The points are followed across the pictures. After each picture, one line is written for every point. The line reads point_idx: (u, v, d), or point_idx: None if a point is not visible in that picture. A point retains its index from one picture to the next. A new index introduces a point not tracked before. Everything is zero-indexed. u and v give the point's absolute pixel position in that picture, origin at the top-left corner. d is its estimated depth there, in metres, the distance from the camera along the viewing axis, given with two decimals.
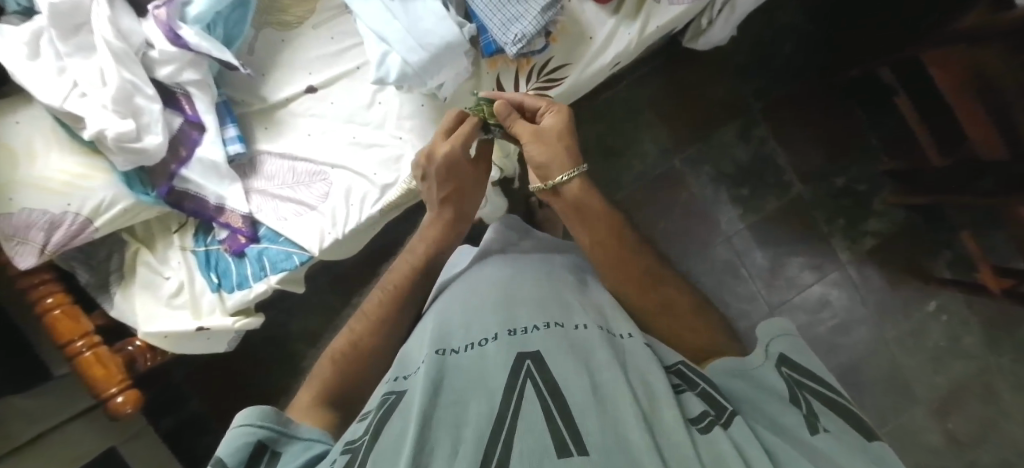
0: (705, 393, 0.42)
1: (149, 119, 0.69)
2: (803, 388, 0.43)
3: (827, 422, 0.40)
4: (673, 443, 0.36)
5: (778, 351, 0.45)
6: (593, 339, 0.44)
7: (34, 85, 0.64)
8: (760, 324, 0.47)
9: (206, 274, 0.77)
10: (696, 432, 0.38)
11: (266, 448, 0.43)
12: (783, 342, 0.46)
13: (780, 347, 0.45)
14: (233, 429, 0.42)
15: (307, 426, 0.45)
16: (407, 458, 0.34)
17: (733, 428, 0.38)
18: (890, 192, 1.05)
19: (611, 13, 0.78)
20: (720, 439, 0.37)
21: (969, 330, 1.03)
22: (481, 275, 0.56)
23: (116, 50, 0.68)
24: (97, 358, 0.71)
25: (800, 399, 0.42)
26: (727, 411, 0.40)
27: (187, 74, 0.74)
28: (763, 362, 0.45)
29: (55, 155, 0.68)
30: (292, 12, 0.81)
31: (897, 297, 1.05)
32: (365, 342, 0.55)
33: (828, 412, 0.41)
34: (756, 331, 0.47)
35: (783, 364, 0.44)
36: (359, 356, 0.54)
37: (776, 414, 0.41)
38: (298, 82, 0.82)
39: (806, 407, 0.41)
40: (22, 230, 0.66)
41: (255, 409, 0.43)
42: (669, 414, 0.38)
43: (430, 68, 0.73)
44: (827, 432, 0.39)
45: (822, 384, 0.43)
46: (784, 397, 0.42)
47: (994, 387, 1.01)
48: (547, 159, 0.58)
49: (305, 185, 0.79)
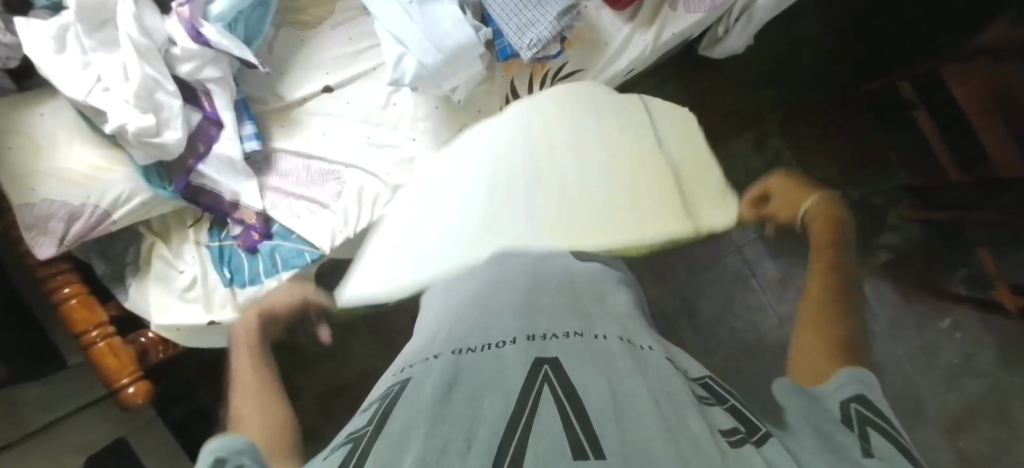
0: (733, 409, 0.41)
1: (170, 114, 0.71)
2: (868, 423, 0.40)
3: (879, 448, 0.37)
4: (696, 447, 0.35)
5: (853, 391, 0.43)
6: (614, 351, 0.44)
7: (58, 77, 0.66)
8: (843, 367, 0.46)
9: (219, 269, 0.78)
10: (726, 444, 0.36)
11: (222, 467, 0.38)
12: (854, 384, 0.43)
13: (854, 388, 0.43)
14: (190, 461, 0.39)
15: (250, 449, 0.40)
16: (417, 448, 0.34)
17: (766, 447, 0.37)
18: (906, 205, 1.03)
19: (627, 20, 0.79)
20: (750, 453, 0.35)
21: (984, 349, 1.01)
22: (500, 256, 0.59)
23: (140, 47, 0.70)
24: (110, 348, 0.72)
25: (857, 426, 0.39)
26: (760, 431, 0.39)
27: (208, 71, 0.75)
28: (832, 394, 0.43)
29: (77, 147, 0.70)
30: (310, 12, 0.83)
31: (910, 313, 1.04)
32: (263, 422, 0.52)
33: (887, 443, 0.37)
34: (833, 372, 0.46)
35: (854, 401, 0.42)
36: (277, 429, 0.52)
37: (831, 434, 0.39)
38: (316, 82, 0.83)
39: (861, 434, 0.39)
40: (42, 220, 0.68)
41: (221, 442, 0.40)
42: (695, 424, 0.37)
43: (446, 70, 0.73)
44: (881, 459, 0.36)
45: (892, 426, 0.40)
46: (835, 418, 0.41)
47: (1007, 408, 0.99)
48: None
49: (319, 184, 0.80)
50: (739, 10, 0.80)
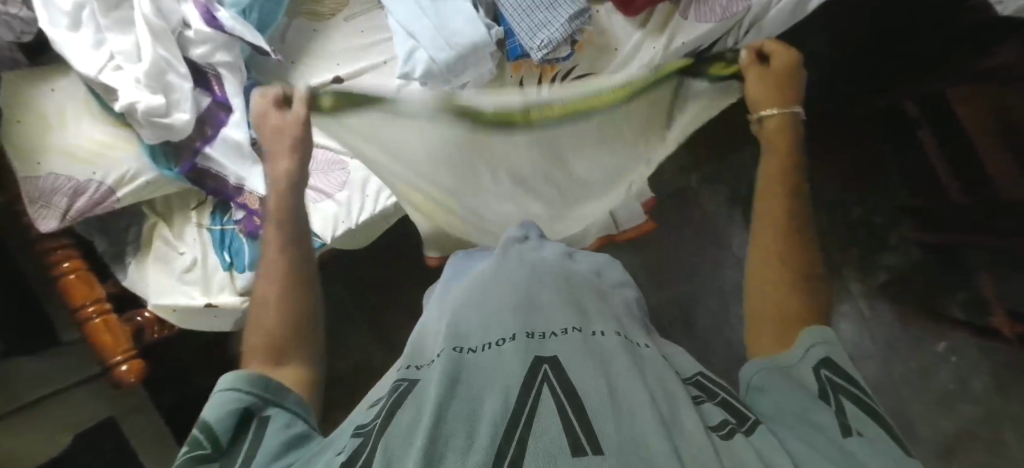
0: (726, 403, 0.41)
1: (180, 96, 0.71)
2: (840, 390, 0.40)
3: (859, 425, 0.37)
4: (691, 446, 0.35)
5: (820, 354, 0.42)
6: (613, 347, 0.44)
7: (74, 55, 0.66)
8: (809, 326, 0.45)
9: (220, 253, 0.78)
10: (717, 439, 0.37)
11: (253, 416, 0.42)
12: (819, 348, 0.43)
13: (822, 351, 0.43)
14: (216, 396, 0.42)
15: (290, 397, 0.45)
16: (419, 450, 0.34)
17: (755, 436, 0.37)
18: (907, 226, 1.04)
19: (638, 28, 0.80)
20: (740, 446, 0.36)
21: (979, 374, 1.00)
22: (508, 242, 0.63)
23: (154, 27, 0.70)
24: (106, 324, 0.72)
25: (831, 398, 0.40)
26: (749, 420, 0.39)
27: (220, 55, 0.76)
28: (800, 362, 0.43)
29: (86, 123, 0.71)
30: (325, 4, 0.85)
31: (908, 334, 1.03)
32: (287, 280, 0.53)
33: (862, 415, 0.38)
34: (799, 334, 0.45)
35: (823, 366, 0.42)
36: (304, 284, 0.54)
37: (808, 413, 0.39)
38: (326, 72, 0.83)
39: (837, 407, 0.39)
40: (46, 194, 0.68)
41: (237, 377, 0.44)
42: (690, 422, 0.37)
43: (457, 67, 0.74)
44: (861, 436, 0.37)
45: (861, 390, 0.41)
46: (812, 393, 0.40)
47: (1002, 435, 0.98)
48: (763, 99, 0.60)
49: (323, 172, 0.79)
50: (750, 20, 0.77)
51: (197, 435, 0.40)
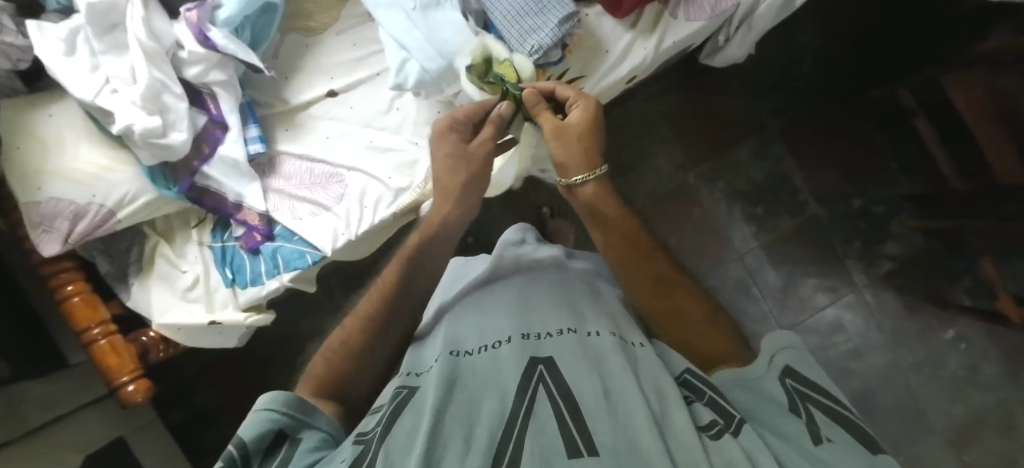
0: (713, 403, 0.41)
1: (176, 116, 0.72)
2: (809, 400, 0.41)
3: (829, 432, 0.38)
4: (683, 449, 0.36)
5: (783, 363, 0.43)
6: (607, 346, 0.44)
7: (68, 79, 0.67)
8: (766, 333, 0.45)
9: (221, 269, 0.79)
10: (706, 439, 0.37)
11: (285, 435, 0.43)
12: (786, 354, 0.44)
13: (786, 359, 0.44)
14: (253, 413, 0.42)
15: (323, 417, 0.45)
16: (418, 457, 0.35)
17: (742, 436, 0.37)
18: (908, 215, 1.03)
19: (628, 28, 0.79)
20: (729, 445, 0.36)
21: (988, 361, 0.99)
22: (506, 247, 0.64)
23: (148, 50, 0.71)
24: (111, 346, 0.73)
25: (800, 408, 0.40)
26: (735, 417, 0.39)
27: (214, 74, 0.76)
28: (766, 372, 0.43)
29: (83, 146, 0.71)
30: (316, 18, 0.85)
31: (914, 323, 1.03)
32: (364, 316, 0.54)
33: (830, 421, 0.39)
34: (762, 339, 0.45)
35: (787, 375, 0.43)
36: (381, 321, 0.53)
37: (778, 425, 0.39)
38: (319, 87, 0.84)
39: (808, 418, 0.40)
40: (49, 218, 0.69)
41: (276, 396, 0.44)
42: (680, 421, 0.37)
43: (448, 75, 0.74)
44: (830, 442, 0.38)
45: (830, 396, 0.41)
46: (782, 405, 0.41)
47: (1014, 421, 0.97)
48: (565, 158, 0.59)
49: (321, 186, 0.80)
50: (740, 18, 0.80)
51: (230, 451, 0.41)
